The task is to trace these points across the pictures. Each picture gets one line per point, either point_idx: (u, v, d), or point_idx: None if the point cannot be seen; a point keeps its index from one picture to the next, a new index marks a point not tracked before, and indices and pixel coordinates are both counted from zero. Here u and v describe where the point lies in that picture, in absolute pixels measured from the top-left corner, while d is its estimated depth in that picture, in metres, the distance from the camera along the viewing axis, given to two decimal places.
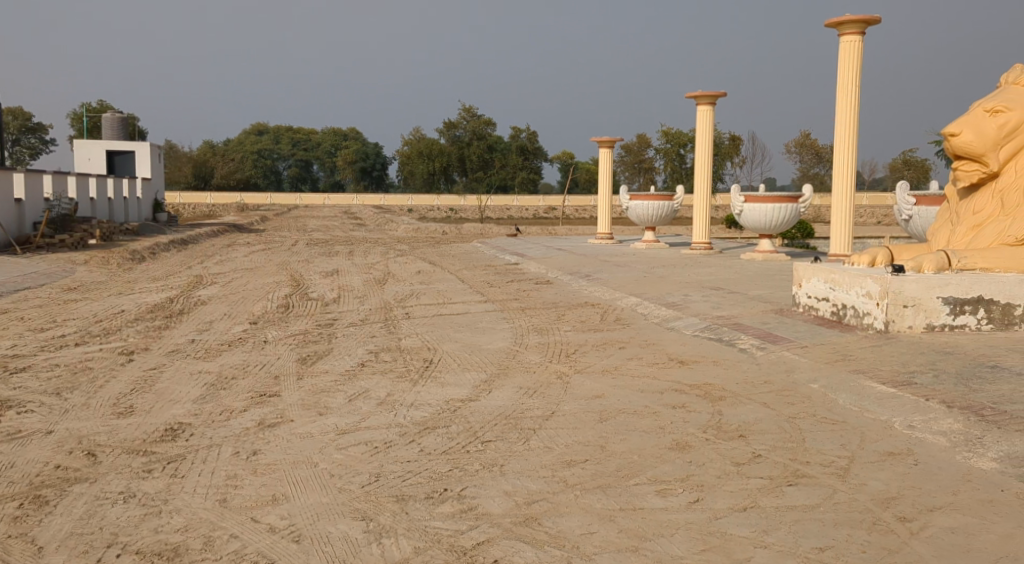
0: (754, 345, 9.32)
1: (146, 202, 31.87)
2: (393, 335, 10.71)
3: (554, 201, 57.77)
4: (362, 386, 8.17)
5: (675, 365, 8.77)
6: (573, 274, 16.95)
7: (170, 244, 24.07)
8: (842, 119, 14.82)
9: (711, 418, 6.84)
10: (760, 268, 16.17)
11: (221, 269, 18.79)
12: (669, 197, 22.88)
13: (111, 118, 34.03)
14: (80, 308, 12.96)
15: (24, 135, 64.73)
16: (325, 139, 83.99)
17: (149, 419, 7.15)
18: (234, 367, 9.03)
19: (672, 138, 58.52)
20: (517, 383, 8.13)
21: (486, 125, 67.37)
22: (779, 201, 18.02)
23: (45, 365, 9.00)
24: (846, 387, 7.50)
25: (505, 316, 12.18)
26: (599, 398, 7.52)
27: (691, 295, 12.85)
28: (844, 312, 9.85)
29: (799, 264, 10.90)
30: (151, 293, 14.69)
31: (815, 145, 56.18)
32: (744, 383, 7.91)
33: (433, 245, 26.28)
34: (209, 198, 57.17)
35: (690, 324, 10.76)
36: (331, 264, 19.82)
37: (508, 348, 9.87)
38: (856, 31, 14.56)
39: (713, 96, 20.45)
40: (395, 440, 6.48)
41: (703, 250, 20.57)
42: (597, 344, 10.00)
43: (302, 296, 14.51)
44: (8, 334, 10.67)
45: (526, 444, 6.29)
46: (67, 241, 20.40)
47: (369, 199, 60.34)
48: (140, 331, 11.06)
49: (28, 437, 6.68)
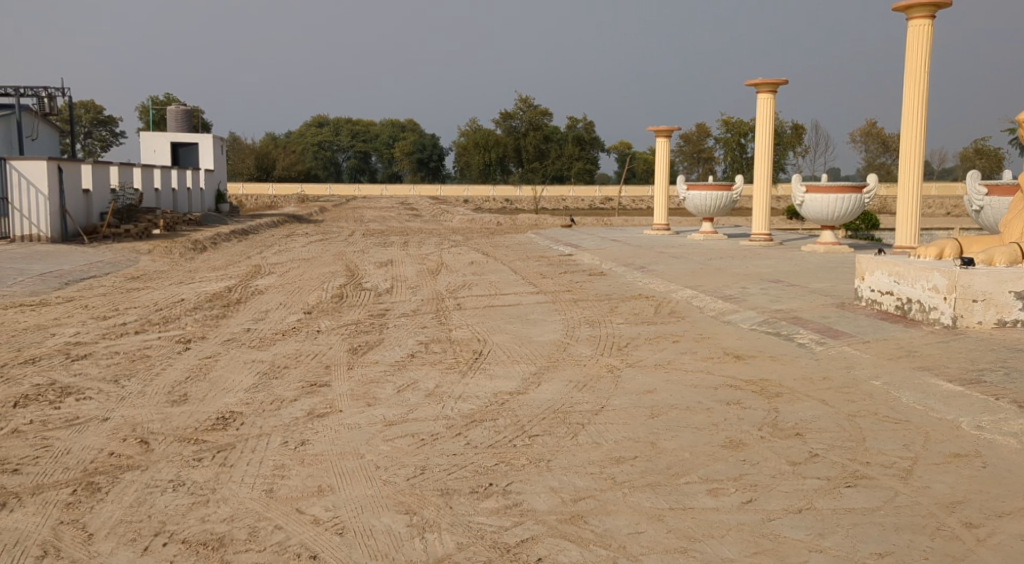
0: (813, 340, 9.04)
1: (209, 193, 32.34)
2: (444, 326, 10.64)
3: (611, 192, 57.37)
4: (411, 377, 8.09)
5: (731, 360, 8.54)
6: (628, 265, 16.74)
7: (231, 234, 24.39)
8: (910, 106, 14.38)
9: (767, 416, 6.62)
10: (821, 260, 15.76)
11: (278, 258, 18.95)
12: (728, 187, 22.47)
13: (177, 110, 34.59)
14: (142, 297, 13.14)
15: (96, 127, 66.37)
16: (384, 130, 84.56)
17: (202, 407, 7.16)
18: (286, 356, 9.03)
19: (732, 128, 57.70)
20: (567, 377, 7.99)
21: (543, 115, 67.19)
22: (843, 191, 17.53)
23: (105, 353, 9.09)
24: (909, 385, 7.21)
25: (557, 308, 12.03)
26: (651, 393, 7.34)
27: (749, 288, 12.56)
28: (909, 306, 9.52)
29: (861, 256, 10.56)
30: (210, 283, 14.86)
31: (882, 134, 54.90)
32: (802, 379, 7.65)
33: (489, 236, 26.20)
34: (271, 189, 57.96)
35: (747, 318, 10.50)
36: (386, 255, 19.86)
37: (559, 340, 9.72)
38: (925, 14, 14.08)
39: (774, 84, 20.01)
40: (441, 433, 6.39)
41: (762, 241, 20.24)
42: (651, 337, 9.80)
43: (357, 286, 14.54)
44: (71, 321, 10.84)
45: (574, 440, 6.14)
46: (131, 231, 20.76)
47: (427, 189, 60.61)
48: (198, 320, 11.16)
49: (85, 423, 6.72)
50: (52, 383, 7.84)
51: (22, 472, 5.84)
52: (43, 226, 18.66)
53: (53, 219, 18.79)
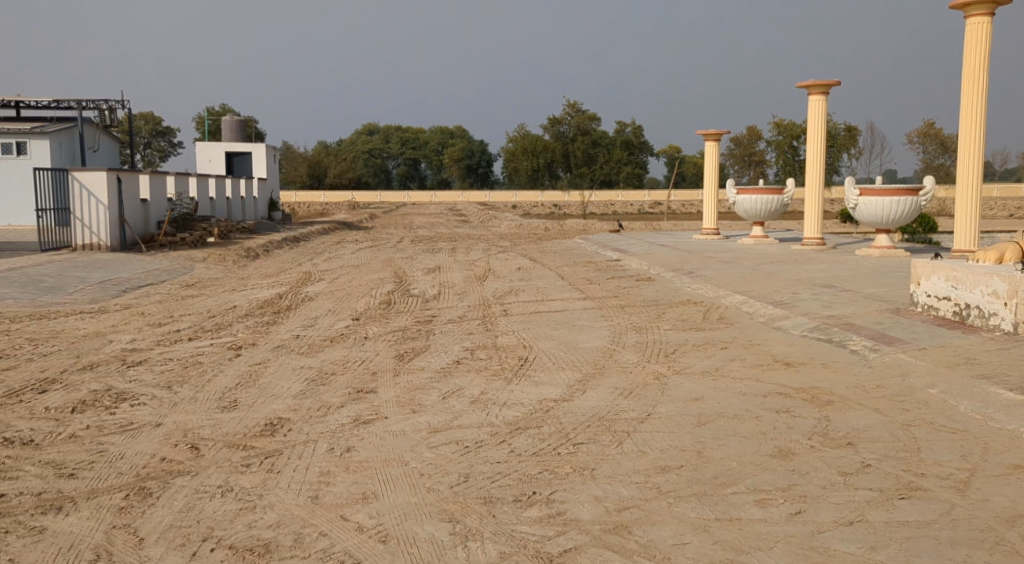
0: (866, 347, 8.86)
1: (262, 201, 32.78)
2: (491, 332, 10.63)
3: (660, 195, 57.00)
4: (456, 384, 8.09)
5: (780, 367, 8.39)
6: (677, 270, 16.59)
7: (283, 242, 24.68)
8: (968, 104, 14.05)
9: (817, 425, 6.49)
10: (876, 265, 15.46)
11: (328, 265, 19.13)
12: (779, 190, 22.17)
13: (231, 121, 35.13)
14: (196, 304, 13.35)
15: (155, 138, 67.77)
16: (433, 137, 85.17)
17: (251, 413, 7.24)
18: (334, 363, 9.09)
19: (784, 130, 57.03)
20: (613, 384, 7.92)
21: (591, 120, 67.06)
22: (898, 194, 17.22)
23: (159, 359, 9.23)
24: (967, 394, 7.02)
25: (604, 314, 11.97)
26: (698, 401, 7.24)
27: (800, 294, 12.36)
28: (967, 312, 9.32)
29: (917, 260, 10.33)
30: (262, 290, 15.05)
31: (940, 134, 53.80)
32: (854, 387, 7.50)
33: (537, 241, 26.18)
34: (323, 196, 58.62)
35: (798, 324, 10.33)
36: (434, 261, 19.94)
37: (606, 347, 9.65)
38: (984, 12, 13.76)
39: (826, 85, 19.71)
40: (486, 440, 6.37)
41: (815, 245, 19.94)
42: (699, 344, 9.68)
43: (404, 293, 14.61)
44: (128, 328, 11.04)
45: (619, 448, 6.08)
46: (187, 239, 21.12)
47: (475, 195, 60.82)
48: (250, 327, 11.29)
49: (138, 429, 6.82)
50: (108, 389, 7.98)
51: (77, 476, 5.94)
52: (102, 236, 19.04)
53: (112, 229, 19.17)
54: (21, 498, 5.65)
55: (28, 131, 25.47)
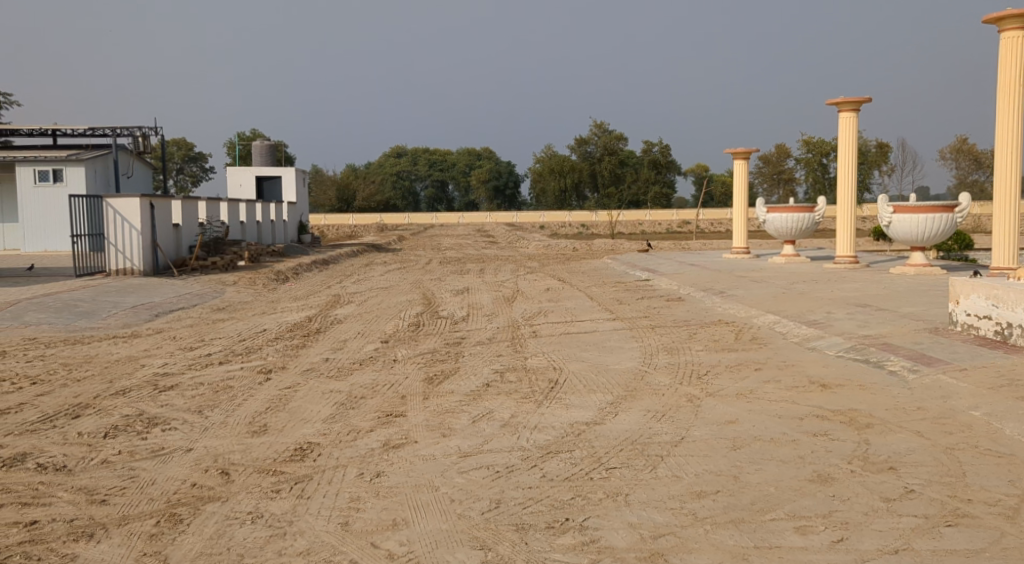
0: (904, 368, 8.67)
1: (292, 225, 32.98)
2: (520, 354, 10.53)
3: (689, 215, 56.76)
4: (486, 407, 8.00)
5: (817, 389, 8.22)
6: (707, 290, 16.43)
7: (312, 265, 24.78)
8: (1004, 120, 13.81)
9: (856, 449, 6.33)
10: (912, 284, 15.22)
11: (358, 288, 19.14)
12: (810, 208, 21.94)
13: (261, 146, 35.42)
14: (227, 328, 13.37)
15: (187, 164, 68.64)
16: (460, 159, 85.60)
17: (281, 438, 7.20)
18: (364, 386, 9.03)
19: (814, 147, 56.71)
20: (645, 407, 7.80)
21: (618, 140, 67.16)
22: (933, 211, 16.97)
23: (190, 383, 9.23)
24: (1012, 417, 6.83)
25: (634, 335, 11.84)
26: (732, 424, 7.10)
27: (835, 313, 12.16)
28: (1010, 332, 9.13)
29: (956, 279, 10.14)
30: (292, 313, 15.07)
31: (972, 150, 53.24)
32: (893, 410, 7.33)
33: (565, 262, 26.11)
34: (352, 219, 58.98)
35: (832, 345, 10.15)
36: (462, 282, 19.91)
37: (638, 369, 9.51)
38: (1018, 26, 13.55)
39: (857, 102, 19.52)
40: (517, 465, 6.27)
41: (848, 263, 19.66)
42: (732, 365, 9.52)
43: (434, 315, 14.56)
44: (160, 353, 11.07)
45: (653, 473, 5.96)
46: (218, 263, 21.24)
47: (503, 216, 60.92)
48: (280, 350, 11.28)
49: (170, 454, 6.79)
50: (140, 414, 7.97)
51: (109, 503, 5.92)
52: (135, 260, 19.19)
53: (145, 254, 19.32)
54: (53, 525, 5.62)
55: (64, 158, 25.81)
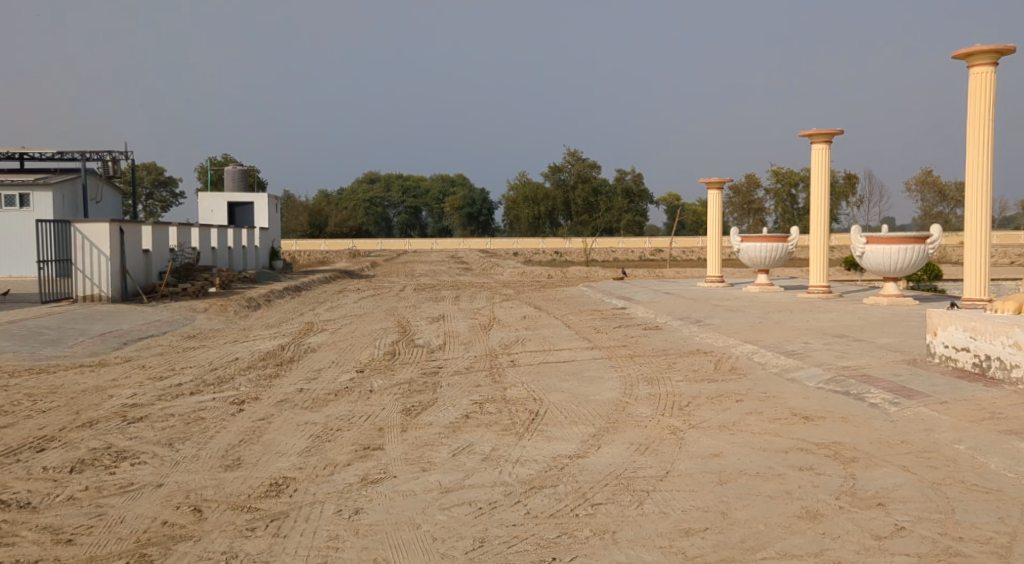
0: (886, 400, 8.62)
1: (264, 250, 32.67)
2: (499, 384, 10.39)
3: (662, 243, 57.07)
4: (466, 440, 7.85)
5: (799, 421, 8.15)
6: (684, 319, 16.41)
7: (285, 291, 24.51)
8: (974, 153, 13.93)
9: (844, 483, 6.25)
10: (886, 314, 15.27)
11: (331, 315, 18.93)
12: (784, 238, 22.04)
13: (233, 171, 35.15)
14: (198, 356, 13.11)
15: (157, 188, 68.06)
16: (434, 186, 85.69)
17: (255, 472, 7.00)
18: (340, 418, 8.84)
19: (783, 178, 57.27)
20: (628, 439, 7.69)
21: (592, 168, 67.58)
22: (905, 242, 17.08)
23: (160, 415, 8.99)
24: (997, 451, 6.81)
25: (613, 364, 11.74)
26: (717, 457, 7.00)
27: (812, 343, 12.15)
28: (988, 364, 9.13)
29: (933, 310, 10.14)
30: (265, 341, 14.83)
31: (938, 182, 54.04)
32: (877, 443, 7.27)
33: (540, 290, 26.02)
34: (324, 245, 58.65)
35: (812, 376, 10.10)
36: (437, 310, 19.76)
37: (618, 400, 9.40)
38: (987, 62, 13.71)
39: (829, 134, 19.68)
40: (500, 501, 6.12)
41: (821, 293, 19.70)
42: (713, 397, 9.42)
43: (409, 343, 14.39)
44: (129, 382, 10.80)
45: (640, 509, 5.84)
46: (189, 289, 20.94)
47: (476, 243, 60.89)
48: (253, 380, 11.05)
49: (139, 490, 6.57)
50: (108, 447, 7.74)
51: (75, 543, 5.69)
52: (103, 287, 18.85)
53: (114, 280, 19.00)
54: None
55: (31, 183, 25.45)
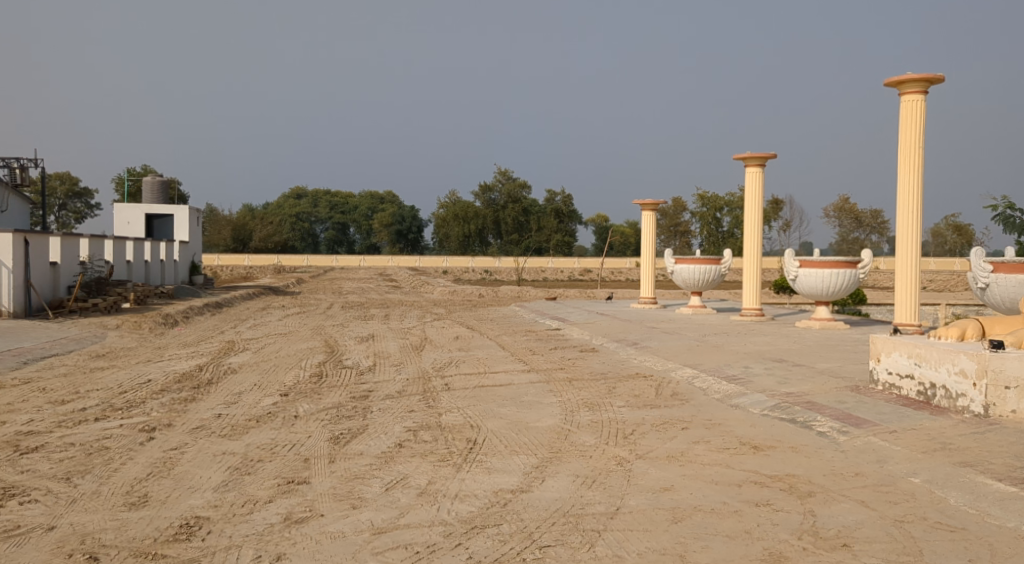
0: (833, 429, 8.33)
1: (183, 265, 31.46)
2: (433, 410, 9.85)
3: (591, 263, 57.33)
4: (399, 472, 7.32)
5: (749, 451, 7.82)
6: (619, 341, 16.08)
7: (205, 308, 23.51)
8: (905, 179, 13.90)
9: (803, 521, 5.91)
10: (822, 338, 15.18)
11: (254, 333, 18.12)
12: (717, 260, 21.95)
13: (152, 182, 33.84)
14: (106, 378, 12.28)
15: (71, 199, 65.70)
16: (362, 202, 84.48)
17: (164, 511, 6.39)
18: (260, 447, 8.21)
19: (708, 202, 58.07)
20: (572, 471, 7.25)
21: (522, 187, 67.84)
22: (837, 266, 17.00)
23: (59, 444, 8.27)
24: (955, 484, 6.58)
25: (551, 389, 11.31)
26: (668, 492, 6.61)
27: (753, 368, 11.89)
28: (933, 392, 8.94)
29: (875, 335, 9.95)
30: (181, 361, 14.00)
31: (855, 209, 55.17)
32: (831, 475, 6.94)
33: (472, 308, 25.55)
34: (247, 260, 57.29)
35: (756, 403, 9.82)
36: (366, 329, 19.11)
37: (559, 428, 8.95)
38: (917, 90, 13.71)
39: (762, 158, 19.63)
40: (438, 543, 5.70)
41: (754, 316, 19.60)
42: (657, 424, 9.04)
43: (337, 364, 13.76)
44: (27, 407, 10.00)
45: (591, 553, 5.50)
46: (100, 305, 19.86)
47: (404, 260, 60.12)
48: (166, 404, 10.31)
49: (26, 534, 5.98)
50: None
51: None
52: (5, 301, 17.79)
53: (18, 294, 17.93)
54: None
55: None
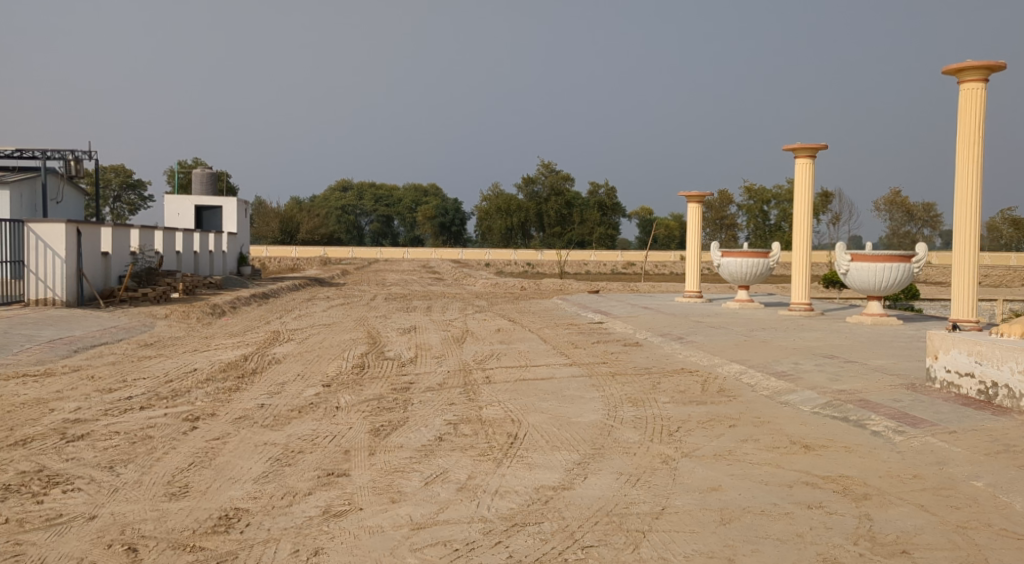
0: (888, 428, 8.02)
1: (231, 256, 31.73)
2: (474, 404, 9.70)
3: (635, 257, 56.92)
4: (439, 466, 7.17)
5: (800, 451, 7.54)
6: (664, 335, 15.81)
7: (251, 298, 23.64)
8: (963, 170, 13.42)
9: (859, 525, 5.65)
10: (874, 334, 14.78)
11: (298, 324, 18.14)
12: (765, 254, 21.54)
13: (201, 174, 34.17)
14: (152, 366, 12.33)
15: (125, 191, 66.86)
16: (407, 194, 84.76)
17: (203, 502, 6.31)
18: (302, 439, 8.11)
19: (755, 195, 57.38)
20: (617, 469, 7.04)
21: (564, 179, 67.32)
22: (890, 260, 16.55)
23: (104, 433, 8.26)
24: (1019, 489, 6.27)
25: (594, 383, 11.11)
26: (716, 491, 6.37)
27: (803, 364, 11.58)
28: (994, 392, 8.59)
29: (933, 331, 9.58)
30: (226, 351, 14.03)
31: (906, 203, 53.98)
32: (887, 477, 6.64)
33: (514, 301, 25.41)
34: (294, 252, 57.76)
35: (807, 400, 9.52)
36: (408, 321, 19.02)
37: (602, 423, 8.75)
38: (978, 77, 13.24)
39: (813, 149, 19.19)
40: (478, 541, 5.54)
41: (802, 311, 19.18)
42: (704, 421, 8.80)
43: (379, 356, 13.68)
44: (74, 395, 10.05)
45: (636, 554, 5.32)
46: (149, 294, 20.03)
47: (448, 252, 60.17)
48: (210, 394, 10.29)
49: (67, 524, 5.94)
50: (40, 471, 7.07)
51: None
52: (58, 290, 18.01)
53: (69, 283, 18.14)
54: None
55: None
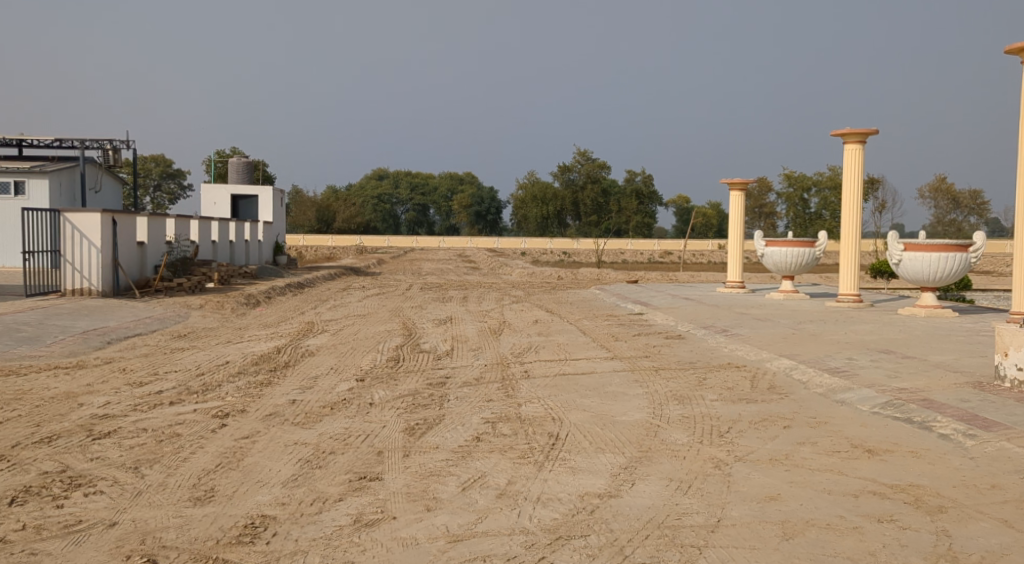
0: (958, 431, 7.48)
1: (267, 245, 31.54)
2: (512, 400, 9.28)
3: (672, 246, 56.36)
4: (477, 469, 6.77)
5: (862, 456, 7.04)
6: (708, 327, 15.29)
7: (286, 288, 23.44)
8: None
9: (937, 542, 5.17)
10: (928, 327, 14.14)
11: (332, 315, 17.86)
12: (811, 242, 20.87)
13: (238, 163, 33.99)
14: (184, 359, 12.07)
15: (165, 180, 67.22)
16: (443, 184, 84.88)
17: (228, 509, 5.96)
18: (333, 438, 7.75)
19: (796, 182, 56.38)
20: (665, 474, 6.58)
21: (600, 167, 66.37)
22: (947, 249, 15.85)
23: (131, 430, 7.95)
24: None
25: (637, 378, 10.66)
26: (775, 501, 5.91)
27: (858, 360, 11.00)
28: None
29: (1001, 326, 9.01)
30: (259, 343, 13.73)
31: (951, 190, 52.75)
32: (962, 487, 6.13)
33: (551, 291, 25.00)
34: (329, 241, 57.80)
35: (864, 398, 9.00)
36: (444, 312, 18.66)
37: (648, 423, 8.29)
38: None
39: (864, 134, 18.46)
40: (519, 556, 5.13)
41: (851, 301, 18.51)
42: (756, 422, 8.31)
43: (414, 348, 13.32)
44: (104, 388, 9.79)
45: None
46: (185, 284, 19.85)
47: (483, 241, 59.77)
48: (242, 388, 9.98)
49: (87, 531, 5.61)
50: (63, 471, 6.76)
51: None
52: (94, 280, 17.84)
53: (104, 273, 17.99)
54: None
55: (28, 170, 25.00)
